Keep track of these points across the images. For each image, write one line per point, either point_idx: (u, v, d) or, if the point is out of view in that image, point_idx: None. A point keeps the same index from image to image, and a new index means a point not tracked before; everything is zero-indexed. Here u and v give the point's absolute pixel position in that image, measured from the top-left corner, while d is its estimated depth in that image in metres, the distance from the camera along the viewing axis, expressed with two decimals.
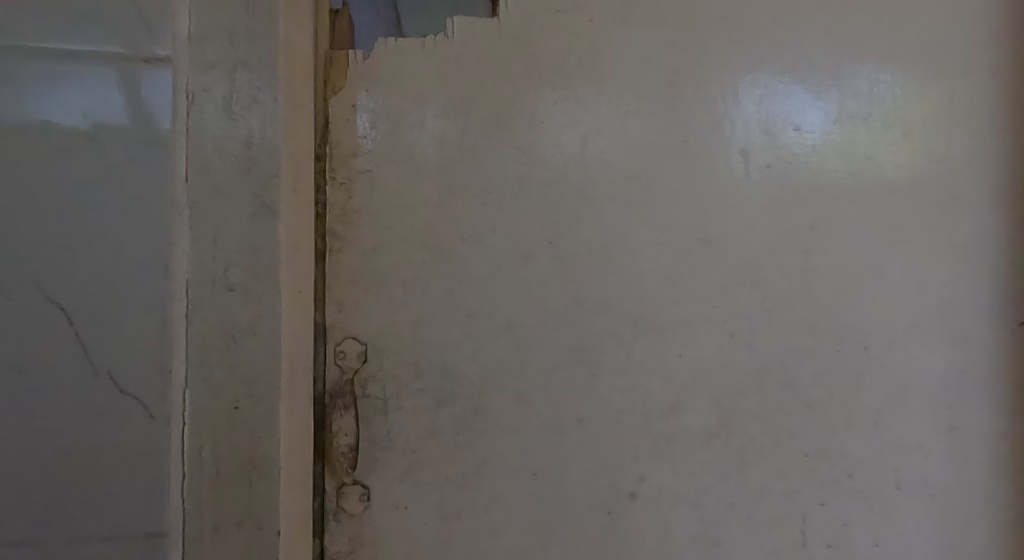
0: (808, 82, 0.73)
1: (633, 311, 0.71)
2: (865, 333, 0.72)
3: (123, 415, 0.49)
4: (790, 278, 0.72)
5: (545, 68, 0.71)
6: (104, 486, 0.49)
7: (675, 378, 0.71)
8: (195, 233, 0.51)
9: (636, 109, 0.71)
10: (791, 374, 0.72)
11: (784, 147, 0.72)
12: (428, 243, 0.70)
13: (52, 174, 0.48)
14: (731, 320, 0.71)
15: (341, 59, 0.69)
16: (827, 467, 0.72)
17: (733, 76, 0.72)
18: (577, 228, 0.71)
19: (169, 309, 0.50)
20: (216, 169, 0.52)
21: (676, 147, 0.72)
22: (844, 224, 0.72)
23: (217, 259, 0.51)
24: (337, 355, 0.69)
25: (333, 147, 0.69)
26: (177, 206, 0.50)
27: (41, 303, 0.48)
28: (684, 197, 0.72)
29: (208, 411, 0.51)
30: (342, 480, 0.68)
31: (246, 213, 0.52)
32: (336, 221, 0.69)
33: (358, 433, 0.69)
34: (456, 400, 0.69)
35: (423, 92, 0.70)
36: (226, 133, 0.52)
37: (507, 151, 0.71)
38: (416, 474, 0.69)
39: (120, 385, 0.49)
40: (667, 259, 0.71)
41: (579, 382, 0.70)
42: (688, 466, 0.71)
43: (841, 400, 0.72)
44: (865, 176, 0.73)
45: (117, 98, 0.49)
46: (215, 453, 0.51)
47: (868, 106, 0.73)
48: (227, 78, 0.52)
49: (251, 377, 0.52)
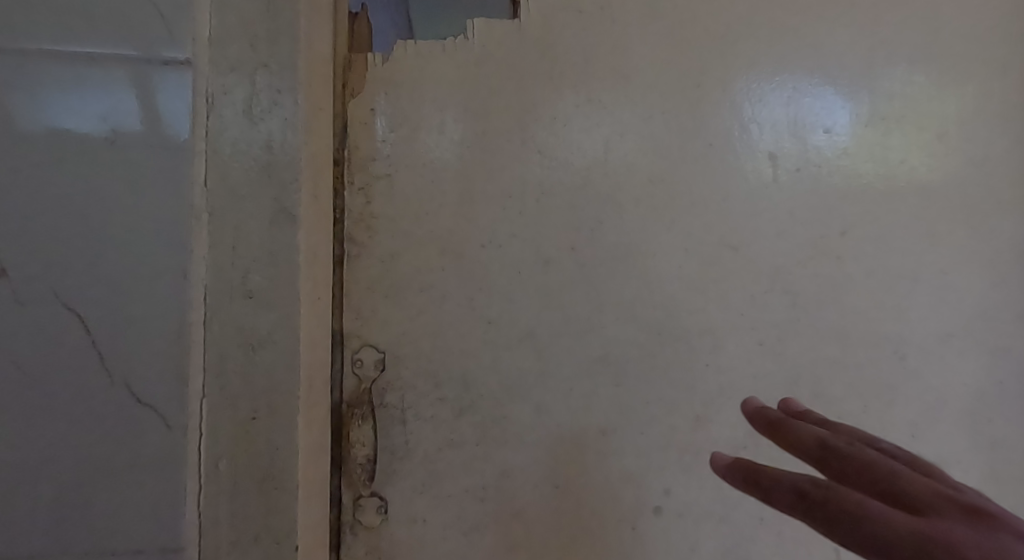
0: (839, 84, 0.71)
1: (657, 319, 0.69)
2: (899, 341, 0.70)
3: (139, 426, 0.48)
4: (820, 285, 0.70)
5: (567, 69, 0.70)
6: (119, 498, 0.47)
7: (701, 388, 0.69)
8: (214, 239, 0.50)
9: (660, 111, 0.70)
10: (822, 385, 0.69)
11: (814, 150, 0.71)
12: (447, 248, 0.68)
13: (70, 178, 0.47)
14: (760, 329, 0.69)
15: (360, 62, 0.69)
16: None
17: (760, 77, 0.70)
18: (600, 234, 0.69)
19: (187, 317, 0.49)
20: (236, 173, 0.51)
21: (702, 150, 0.70)
22: (876, 229, 0.70)
23: (236, 266, 0.51)
24: (354, 364, 0.67)
25: (351, 151, 0.68)
26: (197, 211, 0.49)
27: (59, 311, 0.47)
28: (710, 202, 0.70)
29: (225, 422, 0.50)
30: (359, 492, 0.67)
31: (266, 219, 0.51)
32: (354, 226, 0.68)
33: (376, 444, 0.67)
34: (475, 411, 0.68)
35: (442, 94, 0.69)
36: (247, 137, 0.51)
37: (528, 154, 0.69)
38: (435, 486, 0.67)
39: (137, 395, 0.48)
40: (692, 266, 0.69)
41: (602, 393, 0.68)
42: (715, 480, 0.69)
43: (877, 412, 0.69)
44: (897, 179, 0.71)
45: (137, 103, 0.48)
46: (232, 464, 0.50)
47: (901, 108, 0.71)
48: (247, 81, 0.51)
49: (269, 388, 0.51)
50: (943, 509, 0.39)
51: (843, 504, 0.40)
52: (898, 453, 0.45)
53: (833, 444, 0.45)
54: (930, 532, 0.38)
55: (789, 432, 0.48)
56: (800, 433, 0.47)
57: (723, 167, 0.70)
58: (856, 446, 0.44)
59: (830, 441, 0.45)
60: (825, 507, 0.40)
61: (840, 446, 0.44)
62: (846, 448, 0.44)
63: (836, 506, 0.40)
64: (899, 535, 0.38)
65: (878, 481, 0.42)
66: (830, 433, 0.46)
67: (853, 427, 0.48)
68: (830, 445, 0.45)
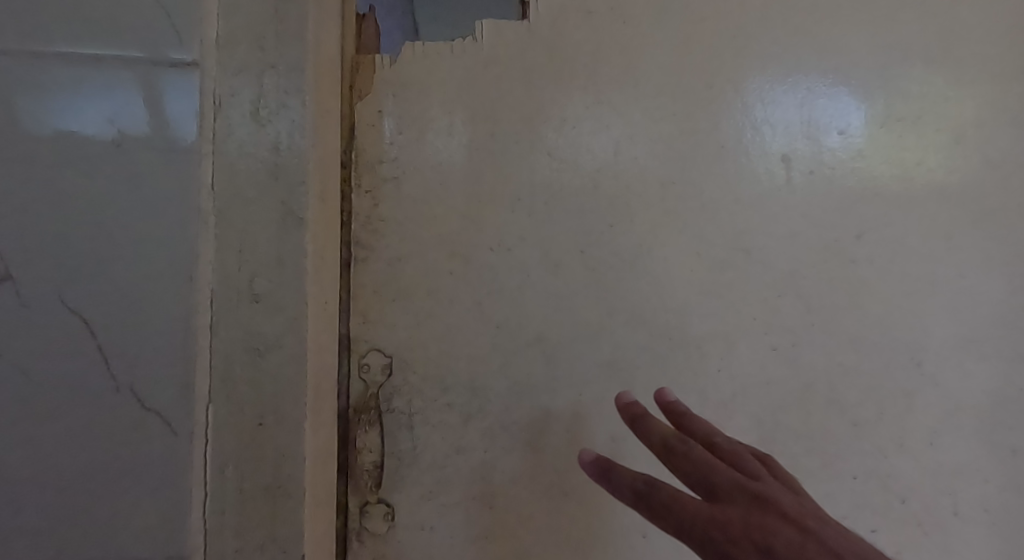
0: (853, 85, 0.70)
1: (668, 324, 0.68)
2: (916, 347, 0.69)
3: (144, 432, 0.47)
4: (834, 289, 0.69)
5: (577, 71, 0.69)
6: (123, 505, 0.46)
7: (714, 394, 0.67)
8: (220, 242, 0.49)
9: (671, 113, 0.69)
10: (836, 391, 0.68)
11: (828, 152, 0.69)
12: (455, 252, 0.68)
13: (75, 181, 0.47)
14: (773, 334, 0.68)
15: (368, 64, 0.68)
16: (878, 491, 0.67)
17: (773, 79, 0.69)
18: (610, 237, 0.68)
19: (193, 321, 0.48)
20: (243, 176, 0.50)
21: (714, 152, 0.69)
22: (891, 232, 0.69)
23: (243, 269, 0.50)
24: (361, 368, 0.66)
25: (358, 154, 0.68)
26: (203, 214, 0.49)
27: (64, 316, 0.46)
28: (721, 204, 0.69)
29: (230, 427, 0.49)
30: (365, 498, 0.66)
31: (272, 222, 0.51)
32: (362, 229, 0.67)
33: (383, 450, 0.66)
34: (483, 416, 0.67)
35: (450, 96, 0.68)
36: (255, 139, 0.50)
37: (537, 157, 0.69)
38: (442, 493, 0.66)
39: (142, 401, 0.47)
40: (704, 269, 0.68)
41: (612, 398, 0.67)
42: None
43: (893, 419, 0.68)
44: (913, 181, 0.70)
45: (142, 104, 0.47)
46: (238, 471, 0.49)
47: (917, 109, 0.70)
48: (255, 82, 0.51)
49: (276, 393, 0.50)
50: (742, 500, 0.44)
51: (663, 498, 0.45)
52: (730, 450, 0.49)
53: (673, 444, 0.49)
54: (720, 521, 0.43)
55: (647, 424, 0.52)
56: (650, 429, 0.51)
57: (736, 170, 0.69)
58: (689, 443, 0.48)
59: (671, 439, 0.49)
60: (650, 503, 0.46)
61: (675, 444, 0.48)
62: (680, 445, 0.48)
63: (655, 500, 0.46)
64: (695, 526, 0.43)
65: (696, 475, 0.46)
66: (671, 430, 0.50)
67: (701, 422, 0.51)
68: (671, 444, 0.49)
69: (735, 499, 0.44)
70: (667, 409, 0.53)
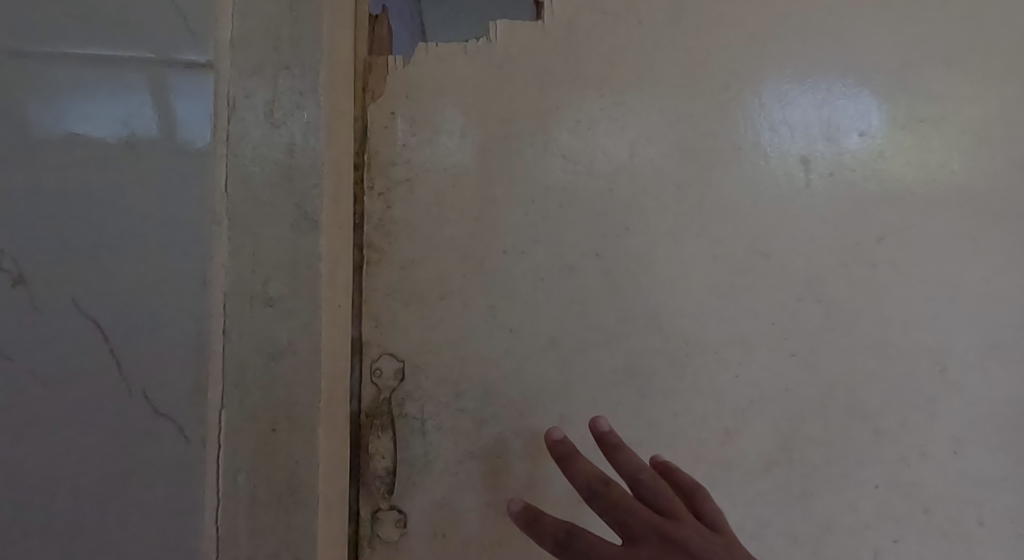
0: (874, 85, 0.69)
1: (685, 328, 0.67)
2: (939, 353, 0.67)
3: (157, 437, 0.46)
4: (855, 293, 0.67)
5: (593, 72, 0.68)
6: (134, 512, 0.46)
7: (731, 400, 0.66)
8: (234, 245, 0.48)
9: (688, 114, 0.68)
10: (857, 397, 0.67)
11: (848, 154, 0.68)
12: (468, 255, 0.67)
13: (88, 182, 0.46)
14: (792, 339, 0.67)
15: (380, 65, 0.68)
16: (901, 500, 0.66)
17: (792, 79, 0.68)
18: (625, 241, 0.67)
19: (207, 325, 0.47)
20: (257, 178, 0.49)
21: (732, 153, 0.68)
22: (913, 236, 0.68)
23: (256, 272, 0.49)
24: (373, 372, 0.66)
25: (371, 155, 0.67)
26: (217, 217, 0.48)
27: (77, 319, 0.46)
28: (739, 207, 0.68)
29: (243, 434, 0.48)
30: (377, 505, 0.65)
31: (286, 224, 0.50)
32: (374, 232, 0.66)
33: (395, 456, 0.65)
34: (497, 422, 0.66)
35: (464, 97, 0.68)
36: (269, 141, 0.50)
37: (551, 158, 0.68)
38: (455, 500, 0.66)
39: (155, 406, 0.46)
40: (721, 273, 0.67)
41: (628, 404, 0.66)
42: (747, 496, 0.65)
43: (916, 426, 0.67)
44: (936, 183, 0.68)
45: (155, 106, 0.47)
46: (251, 479, 0.48)
47: (940, 109, 0.69)
48: (270, 83, 0.50)
49: (290, 399, 0.49)
50: (652, 542, 0.48)
51: (582, 547, 0.50)
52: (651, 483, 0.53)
53: (595, 486, 0.53)
54: None
55: (574, 463, 0.55)
56: (578, 469, 0.55)
57: (753, 172, 0.68)
58: (609, 486, 0.52)
59: (593, 482, 0.53)
60: (571, 551, 0.50)
61: (597, 488, 0.52)
62: (601, 489, 0.52)
63: (577, 548, 0.50)
64: None
65: (615, 518, 0.50)
66: (595, 472, 0.54)
67: (628, 458, 0.54)
68: (594, 487, 0.53)
69: (644, 541, 0.48)
70: (601, 442, 0.56)
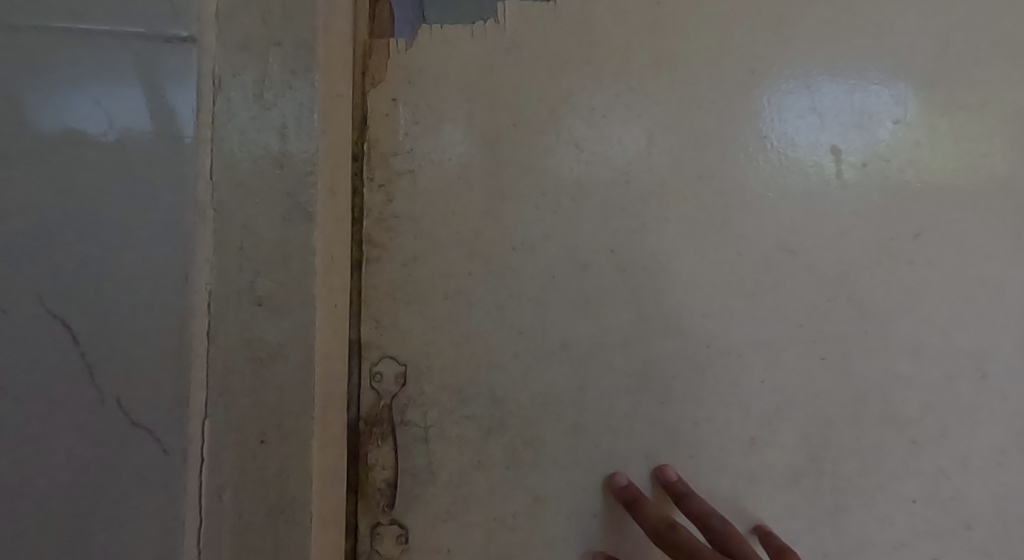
0: (909, 71, 0.64)
1: (707, 330, 0.62)
2: (981, 357, 0.63)
3: (133, 451, 0.42)
4: (890, 293, 0.63)
5: (607, 55, 0.64)
6: (105, 534, 0.41)
7: (757, 408, 0.62)
8: (220, 238, 0.44)
9: (710, 101, 0.64)
10: (893, 404, 0.62)
11: (882, 143, 0.64)
12: (475, 251, 0.62)
13: (57, 168, 0.41)
14: (822, 341, 0.62)
15: (381, 48, 0.63)
16: (941, 516, 0.62)
17: (820, 64, 0.64)
18: (643, 236, 0.63)
19: (188, 326, 0.43)
20: (245, 166, 0.45)
21: (756, 143, 0.64)
22: (954, 232, 0.63)
23: (244, 268, 0.45)
24: (373, 378, 0.61)
25: (371, 145, 0.63)
26: (200, 206, 0.43)
27: (43, 321, 0.41)
28: (764, 201, 0.63)
29: (229, 445, 0.44)
30: (377, 519, 0.61)
31: (277, 216, 0.46)
32: (374, 227, 0.62)
33: (396, 467, 0.61)
34: (505, 430, 0.62)
35: (469, 83, 0.63)
36: (258, 125, 0.45)
37: (564, 148, 0.63)
38: (461, 513, 0.61)
39: (130, 416, 0.42)
40: (747, 271, 0.63)
41: (645, 410, 0.62)
42: (773, 511, 0.61)
43: (956, 436, 0.62)
44: (976, 175, 0.64)
45: (136, 87, 0.42)
46: (237, 495, 0.44)
47: (979, 96, 0.64)
48: (259, 62, 0.46)
49: (280, 408, 0.45)
50: None
51: None
52: (719, 528, 0.56)
53: (663, 530, 0.56)
54: None
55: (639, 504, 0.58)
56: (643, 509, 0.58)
57: (780, 163, 0.63)
58: (676, 530, 0.56)
59: (661, 525, 0.57)
60: None
61: (666, 532, 0.56)
62: (668, 532, 0.56)
63: None
64: None
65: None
66: (662, 516, 0.57)
67: (697, 503, 0.58)
68: (661, 531, 0.56)
69: None
70: (670, 487, 0.60)
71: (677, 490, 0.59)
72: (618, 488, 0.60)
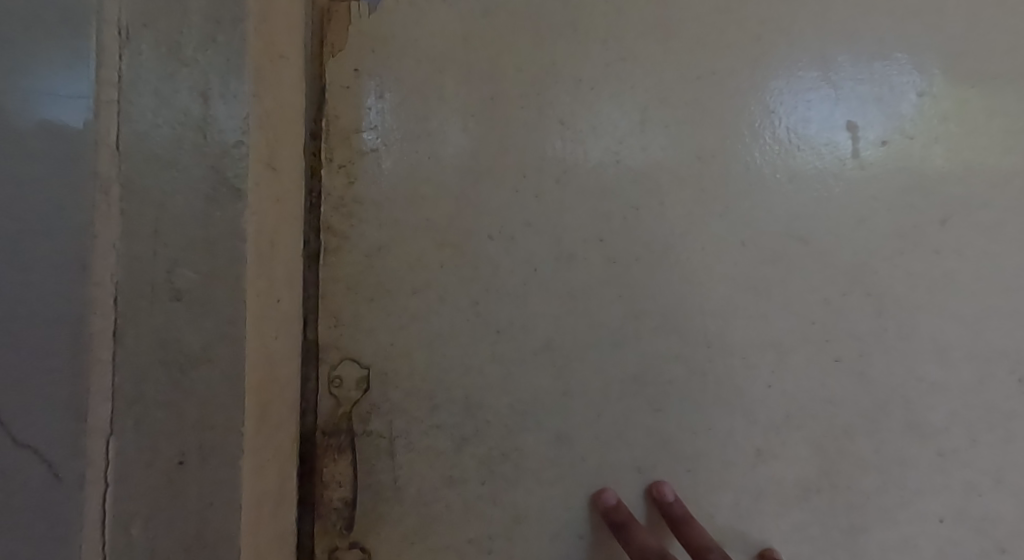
0: (933, 39, 0.57)
1: (709, 329, 0.55)
2: (1016, 358, 0.56)
3: (16, 479, 0.33)
4: (914, 287, 0.56)
5: (596, 21, 0.57)
6: None
7: (764, 416, 0.55)
8: (128, 221, 0.36)
9: (711, 72, 0.57)
10: (917, 412, 0.56)
11: (904, 119, 0.57)
12: (447, 240, 0.55)
13: None
14: (836, 341, 0.56)
15: (342, 11, 0.55)
16: (970, 536, 0.55)
17: (834, 31, 0.57)
18: (637, 224, 0.56)
19: (86, 327, 0.34)
20: (158, 134, 0.37)
21: (763, 119, 0.57)
22: (985, 219, 0.57)
23: (158, 257, 0.37)
24: (332, 383, 0.54)
25: (330, 121, 0.55)
26: (102, 180, 0.35)
27: None
28: (772, 184, 0.56)
29: (139, 468, 0.36)
30: (335, 543, 0.53)
31: (199, 193, 0.38)
32: (333, 213, 0.55)
33: (356, 484, 0.54)
34: (481, 442, 0.55)
35: (441, 52, 0.56)
36: (175, 85, 0.37)
37: (547, 125, 0.56)
38: (430, 535, 0.54)
39: (12, 435, 0.33)
40: (753, 263, 0.56)
41: (639, 419, 0.55)
42: (783, 531, 0.54)
43: (988, 447, 0.56)
44: (1009, 156, 0.57)
45: (44, 34, 0.34)
46: (149, 528, 0.36)
47: (1012, 67, 0.58)
48: (176, 8, 0.37)
49: (203, 423, 0.38)
50: None
51: None
52: None
53: None
54: None
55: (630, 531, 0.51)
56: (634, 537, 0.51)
57: (790, 142, 0.57)
58: None
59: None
60: None
61: None
62: None
63: None
64: None
65: None
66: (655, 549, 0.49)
67: (699, 535, 0.50)
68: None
69: None
70: (668, 511, 0.52)
71: (676, 515, 0.52)
72: (607, 507, 0.53)
